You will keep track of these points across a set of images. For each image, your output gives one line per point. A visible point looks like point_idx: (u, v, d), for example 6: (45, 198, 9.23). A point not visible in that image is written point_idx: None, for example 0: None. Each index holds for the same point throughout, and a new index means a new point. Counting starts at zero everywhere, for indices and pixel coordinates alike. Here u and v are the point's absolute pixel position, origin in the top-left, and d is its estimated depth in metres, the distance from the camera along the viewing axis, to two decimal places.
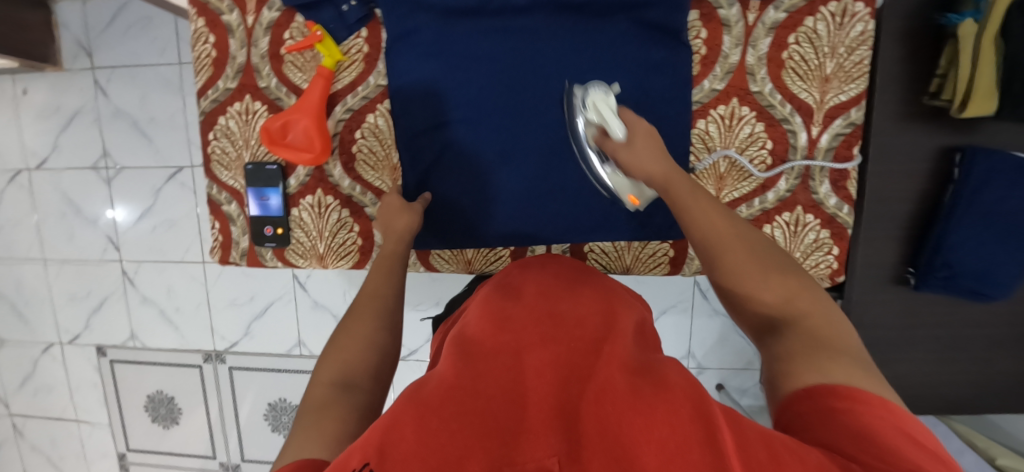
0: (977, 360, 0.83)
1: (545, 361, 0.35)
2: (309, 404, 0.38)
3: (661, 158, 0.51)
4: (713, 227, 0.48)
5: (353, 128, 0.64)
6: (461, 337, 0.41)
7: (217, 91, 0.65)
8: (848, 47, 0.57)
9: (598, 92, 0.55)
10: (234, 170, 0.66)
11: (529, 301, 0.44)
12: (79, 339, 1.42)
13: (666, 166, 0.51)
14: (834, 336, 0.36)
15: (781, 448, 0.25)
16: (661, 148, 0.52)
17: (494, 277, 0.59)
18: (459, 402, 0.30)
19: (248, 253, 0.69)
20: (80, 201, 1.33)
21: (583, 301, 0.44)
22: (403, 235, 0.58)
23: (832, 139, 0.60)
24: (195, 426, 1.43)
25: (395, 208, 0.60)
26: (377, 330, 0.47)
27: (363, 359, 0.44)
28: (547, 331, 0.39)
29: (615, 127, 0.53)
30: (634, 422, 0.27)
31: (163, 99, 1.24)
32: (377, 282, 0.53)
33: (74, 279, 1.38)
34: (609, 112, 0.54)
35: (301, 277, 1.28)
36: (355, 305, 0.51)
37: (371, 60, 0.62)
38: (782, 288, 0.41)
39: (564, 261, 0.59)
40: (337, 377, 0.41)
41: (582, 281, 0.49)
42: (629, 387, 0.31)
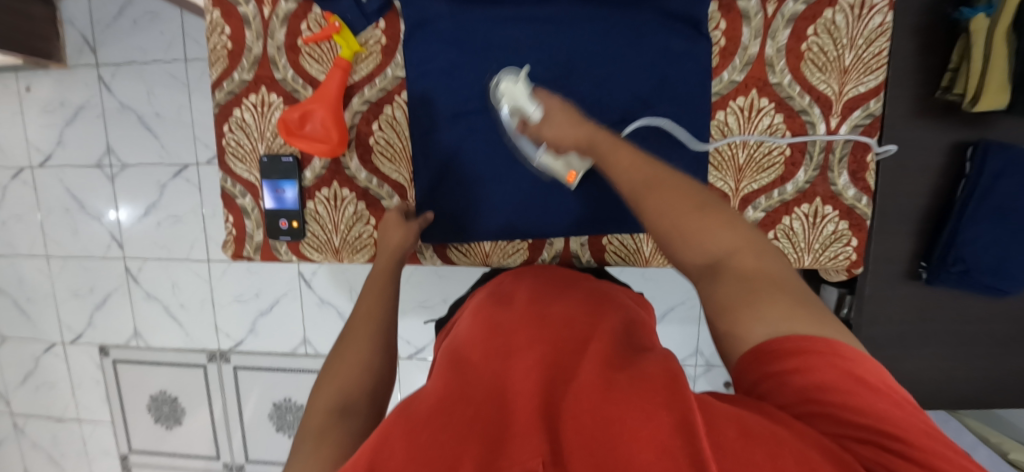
0: (989, 355, 0.84)
1: (530, 365, 0.37)
2: (308, 435, 0.36)
3: (582, 122, 0.50)
4: (630, 173, 0.44)
5: (369, 120, 0.64)
6: (457, 344, 0.44)
7: (232, 83, 0.64)
8: (867, 39, 0.57)
9: (507, 82, 0.56)
10: (249, 162, 0.66)
11: (518, 311, 0.46)
12: (82, 338, 1.41)
13: (589, 129, 0.49)
14: (763, 270, 0.35)
15: (755, 430, 0.25)
16: (579, 115, 0.51)
17: (494, 280, 0.61)
18: (449, 404, 0.32)
19: (263, 247, 0.68)
20: (84, 198, 1.32)
21: (568, 307, 0.46)
22: (395, 252, 0.59)
23: (851, 131, 0.60)
24: (198, 426, 1.42)
25: (391, 224, 0.61)
26: (372, 353, 0.46)
27: (361, 382, 0.42)
28: (534, 334, 0.42)
29: (530, 109, 0.53)
30: (608, 412, 0.29)
31: (169, 95, 1.24)
32: (369, 303, 0.53)
33: (78, 277, 1.37)
34: (524, 97, 0.55)
35: (307, 275, 1.27)
36: (348, 330, 0.50)
37: (389, 51, 0.62)
38: (703, 227, 0.38)
39: (559, 268, 0.60)
40: (335, 403, 0.39)
41: (572, 288, 0.52)
42: (605, 380, 0.33)
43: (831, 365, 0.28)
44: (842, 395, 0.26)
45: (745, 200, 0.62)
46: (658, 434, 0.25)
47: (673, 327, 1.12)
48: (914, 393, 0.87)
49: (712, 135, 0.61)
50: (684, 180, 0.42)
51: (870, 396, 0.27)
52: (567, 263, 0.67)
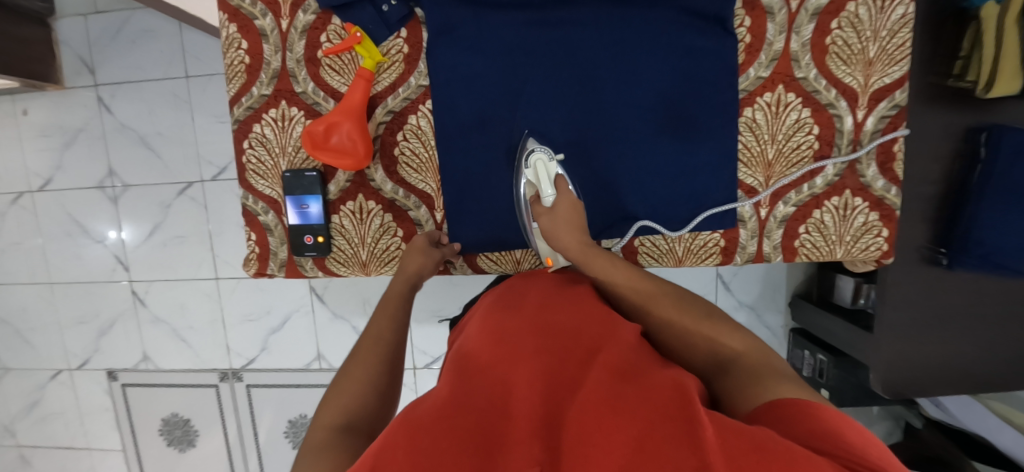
0: (1012, 337, 0.84)
1: (534, 373, 0.36)
2: (310, 448, 0.37)
3: (579, 232, 0.53)
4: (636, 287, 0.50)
5: (394, 131, 0.63)
6: (466, 354, 0.43)
7: (251, 98, 0.63)
8: (890, 30, 0.58)
9: (542, 155, 0.58)
10: (271, 178, 0.65)
11: (526, 317, 0.45)
12: (89, 363, 1.38)
13: (583, 239, 0.53)
14: (769, 364, 0.39)
15: (764, 443, 0.23)
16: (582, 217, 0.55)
17: (504, 283, 0.59)
18: (452, 414, 0.31)
19: (287, 264, 0.66)
20: (86, 221, 1.30)
21: (576, 315, 0.45)
22: (414, 277, 0.59)
23: (878, 122, 0.60)
24: (212, 448, 1.39)
25: (413, 249, 0.61)
26: (379, 374, 0.46)
27: (365, 403, 0.42)
28: (541, 342, 0.40)
29: (547, 191, 0.56)
30: (611, 427, 0.27)
31: (171, 113, 1.22)
32: (381, 325, 0.52)
33: (82, 301, 1.34)
34: (547, 178, 0.57)
35: (319, 289, 1.25)
36: (357, 352, 0.50)
37: (412, 60, 0.61)
38: (711, 332, 0.44)
39: (565, 271, 0.58)
40: (339, 421, 0.39)
41: (580, 291, 0.51)
42: (611, 395, 0.31)
43: (849, 425, 0.28)
44: (855, 441, 0.26)
45: (775, 195, 0.62)
46: (661, 447, 0.24)
47: None
48: (942, 381, 0.87)
49: (741, 132, 0.61)
50: (678, 296, 0.49)
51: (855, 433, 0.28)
52: None
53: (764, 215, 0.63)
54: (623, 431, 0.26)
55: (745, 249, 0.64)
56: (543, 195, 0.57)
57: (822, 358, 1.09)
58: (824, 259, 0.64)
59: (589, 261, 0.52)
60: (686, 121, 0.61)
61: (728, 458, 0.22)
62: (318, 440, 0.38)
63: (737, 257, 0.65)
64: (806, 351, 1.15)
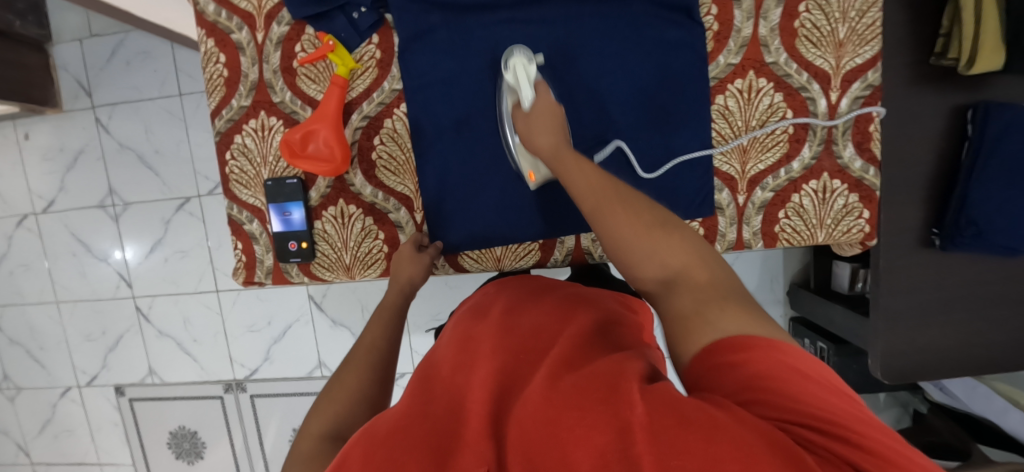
0: (1011, 315, 0.83)
1: (490, 375, 0.36)
2: (299, 458, 0.38)
3: (555, 141, 0.51)
4: (593, 194, 0.45)
5: (371, 135, 0.64)
6: (433, 364, 0.44)
7: (231, 110, 0.64)
8: (859, 11, 0.57)
9: (521, 58, 0.56)
10: (254, 188, 0.66)
11: (491, 321, 0.46)
12: (96, 380, 1.40)
13: (556, 146, 0.50)
14: (714, 290, 0.36)
15: (685, 411, 0.24)
16: (557, 128, 0.52)
17: (486, 289, 0.60)
18: (406, 424, 0.33)
19: (274, 271, 0.68)
20: (89, 239, 1.33)
21: (540, 314, 0.46)
22: (406, 287, 0.59)
23: (852, 103, 0.60)
24: (220, 459, 1.41)
25: (402, 258, 0.61)
26: (369, 385, 0.47)
27: (353, 412, 0.43)
28: (499, 343, 0.41)
29: (527, 94, 0.55)
30: (549, 417, 0.28)
31: (167, 130, 1.24)
32: (373, 335, 0.53)
33: (89, 319, 1.37)
34: (527, 80, 0.55)
35: (317, 297, 1.26)
36: (350, 360, 0.51)
37: (384, 65, 0.62)
38: (664, 243, 0.40)
39: (547, 278, 0.59)
40: (327, 430, 0.41)
41: (547, 294, 0.52)
42: (553, 383, 0.32)
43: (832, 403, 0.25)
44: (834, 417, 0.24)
45: (752, 181, 0.62)
46: (589, 434, 0.25)
47: None
48: (947, 365, 0.85)
49: (714, 120, 0.61)
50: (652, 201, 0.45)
51: (842, 401, 0.26)
52: (581, 260, 0.67)
53: (742, 202, 0.63)
54: (563, 424, 0.27)
55: (725, 236, 0.64)
56: (523, 99, 0.55)
57: (823, 345, 1.07)
58: (806, 243, 0.64)
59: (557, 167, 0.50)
60: (660, 112, 0.61)
61: (650, 433, 0.23)
62: (307, 450, 0.39)
63: (718, 245, 0.65)
64: (806, 339, 1.13)
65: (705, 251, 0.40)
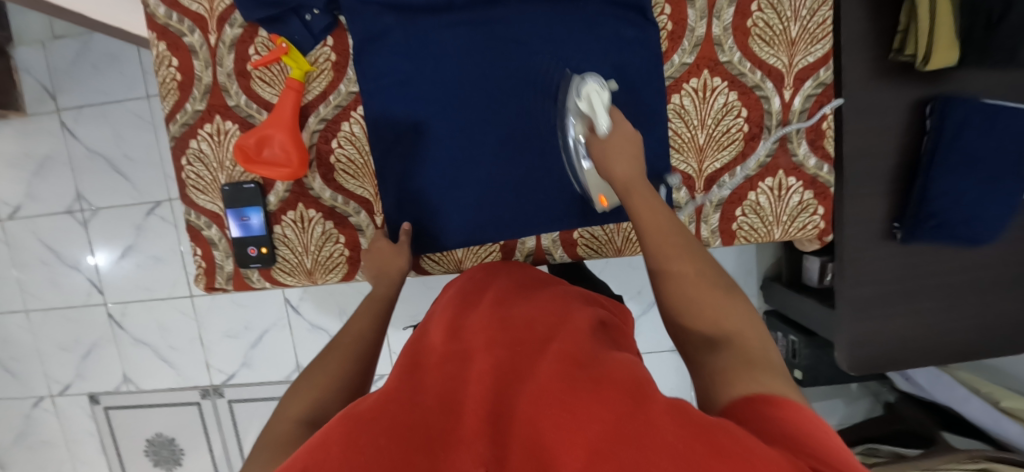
0: (971, 305, 0.85)
1: (489, 367, 0.33)
2: (273, 438, 0.36)
3: (633, 161, 0.53)
4: (663, 240, 0.46)
5: (328, 138, 0.63)
6: (416, 348, 0.42)
7: (186, 114, 0.63)
8: (810, 9, 0.58)
9: (594, 84, 0.55)
10: (212, 193, 0.65)
11: (483, 311, 0.44)
12: (70, 389, 1.38)
13: (632, 173, 0.52)
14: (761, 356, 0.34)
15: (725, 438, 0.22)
16: (635, 154, 0.53)
17: (470, 272, 0.60)
18: (395, 412, 0.28)
19: (234, 277, 0.67)
20: (59, 247, 1.30)
21: (537, 308, 0.43)
22: (395, 279, 0.59)
23: (805, 101, 0.61)
24: (199, 466, 1.40)
25: (382, 253, 0.60)
26: (352, 373, 0.45)
27: (332, 397, 0.42)
28: (496, 333, 0.38)
29: (602, 122, 0.54)
30: (565, 424, 0.25)
31: (136, 134, 1.22)
32: (362, 326, 0.52)
33: (61, 328, 1.35)
34: (602, 107, 0.54)
35: (294, 300, 1.25)
36: (334, 349, 0.49)
37: (341, 68, 0.62)
38: (719, 309, 0.39)
39: (537, 270, 0.60)
40: (306, 413, 0.39)
41: (539, 289, 0.50)
42: (565, 383, 0.29)
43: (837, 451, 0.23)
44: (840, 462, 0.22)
45: (709, 179, 0.63)
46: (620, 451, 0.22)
47: None
48: (910, 353, 0.87)
49: (671, 119, 0.61)
50: (710, 257, 0.44)
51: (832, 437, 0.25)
52: (542, 261, 0.68)
53: (700, 200, 0.63)
54: (579, 428, 0.24)
55: None
56: (598, 125, 0.54)
57: (794, 339, 1.08)
58: (764, 240, 0.65)
59: (629, 196, 0.51)
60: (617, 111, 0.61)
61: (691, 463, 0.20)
62: (282, 432, 0.37)
63: None
64: (779, 333, 1.15)
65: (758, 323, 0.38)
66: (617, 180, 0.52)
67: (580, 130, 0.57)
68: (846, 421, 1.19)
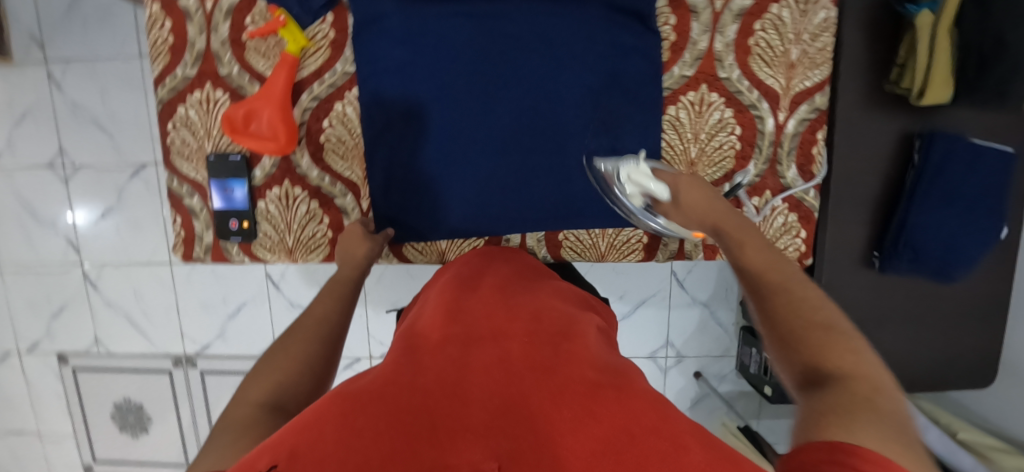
0: (939, 339, 0.86)
1: (494, 359, 0.33)
2: (232, 422, 0.35)
3: (709, 197, 0.52)
4: (766, 271, 0.42)
5: (320, 117, 0.62)
6: (412, 328, 0.42)
7: (175, 79, 0.62)
8: (812, 34, 0.58)
9: (629, 163, 0.57)
10: (196, 161, 0.64)
11: (483, 301, 0.45)
12: (39, 347, 1.35)
13: (713, 202, 0.51)
14: (869, 399, 0.25)
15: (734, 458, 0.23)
16: (705, 188, 0.53)
17: (467, 257, 0.61)
18: (395, 392, 0.28)
19: (213, 248, 0.66)
20: (37, 202, 1.26)
21: (538, 304, 0.44)
22: (360, 263, 0.58)
23: (798, 124, 0.61)
24: (165, 434, 1.38)
25: (350, 237, 0.60)
26: (317, 356, 0.45)
27: (295, 382, 0.41)
28: (501, 326, 0.39)
29: (659, 190, 0.54)
30: (576, 424, 0.26)
31: (125, 94, 1.19)
32: (326, 307, 0.51)
33: (34, 285, 1.31)
34: (649, 178, 0.55)
35: (275, 276, 1.24)
36: (296, 330, 0.48)
37: (338, 46, 0.61)
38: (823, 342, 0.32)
39: (529, 257, 0.62)
40: (269, 398, 0.38)
41: (536, 283, 0.52)
42: (574, 386, 0.30)
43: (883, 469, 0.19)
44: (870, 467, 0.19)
45: None
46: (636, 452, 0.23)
47: (648, 313, 1.22)
48: None
49: (665, 130, 0.62)
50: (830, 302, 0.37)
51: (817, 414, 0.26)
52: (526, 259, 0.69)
53: None
54: (591, 429, 0.25)
55: (666, 246, 0.65)
56: (659, 196, 0.55)
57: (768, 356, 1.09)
58: None
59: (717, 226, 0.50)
60: (610, 117, 0.61)
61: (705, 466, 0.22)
62: (243, 417, 0.36)
63: (660, 254, 0.67)
64: (752, 349, 1.14)
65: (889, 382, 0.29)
66: (694, 221, 0.52)
67: (640, 204, 0.58)
68: None
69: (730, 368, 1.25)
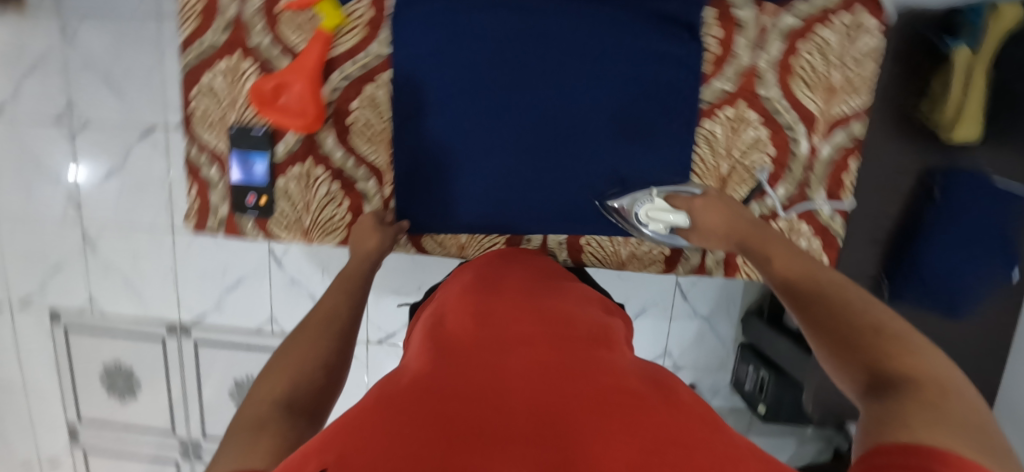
0: None
1: (526, 367, 0.33)
2: (245, 418, 0.33)
3: (731, 214, 0.55)
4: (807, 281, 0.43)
5: (349, 98, 0.61)
6: (438, 331, 0.41)
7: (203, 45, 0.60)
8: (856, 59, 0.58)
9: (644, 203, 0.59)
10: (217, 130, 0.62)
11: (508, 306, 0.44)
12: (31, 302, 1.33)
13: (734, 219, 0.54)
14: (931, 398, 0.26)
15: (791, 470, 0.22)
16: (721, 204, 0.56)
17: (481, 257, 0.60)
18: (432, 400, 0.28)
19: (227, 222, 0.65)
20: (40, 156, 1.23)
21: (563, 311, 0.44)
22: (370, 256, 0.57)
23: (834, 150, 0.60)
24: (153, 401, 1.37)
25: (362, 228, 0.60)
26: (329, 352, 0.43)
27: (308, 376, 0.39)
28: (529, 332, 0.39)
29: (680, 218, 0.58)
30: (619, 430, 0.25)
31: (138, 53, 1.16)
32: (336, 300, 0.50)
33: (31, 239, 1.29)
34: (666, 211, 0.58)
35: (277, 252, 1.22)
36: (305, 326, 0.46)
37: (374, 27, 0.59)
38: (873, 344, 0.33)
39: (550, 260, 0.61)
40: (282, 395, 0.36)
41: (560, 287, 0.51)
42: (610, 396, 0.29)
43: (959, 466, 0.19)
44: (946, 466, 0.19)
45: None
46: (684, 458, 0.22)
47: (649, 322, 1.22)
48: None
49: (699, 143, 0.61)
50: (873, 299, 0.38)
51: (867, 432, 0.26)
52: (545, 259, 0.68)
53: None
54: (635, 435, 0.25)
55: (688, 260, 0.65)
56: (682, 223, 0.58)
57: (765, 374, 1.10)
58: None
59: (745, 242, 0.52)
60: (643, 126, 0.60)
61: None
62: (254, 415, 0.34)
63: (680, 267, 0.66)
64: (750, 367, 1.15)
65: (954, 371, 0.29)
66: (722, 238, 0.55)
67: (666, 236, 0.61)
68: (796, 461, 1.24)
69: (724, 383, 1.26)
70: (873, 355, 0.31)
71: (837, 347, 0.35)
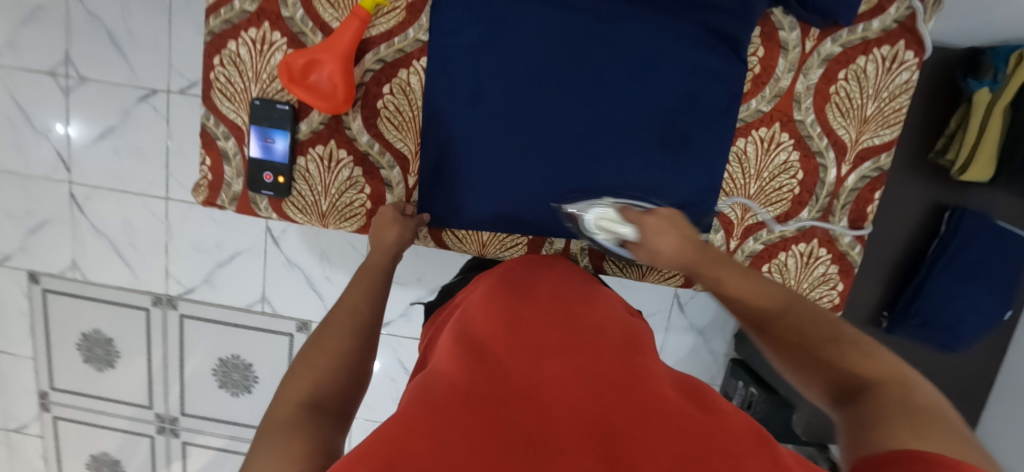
0: None
1: (567, 372, 0.32)
2: (273, 422, 0.31)
3: (683, 236, 0.50)
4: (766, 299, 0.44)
5: (381, 81, 0.59)
6: (468, 332, 0.41)
7: (231, 11, 0.57)
8: (891, 93, 0.58)
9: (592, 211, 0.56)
10: (239, 103, 0.59)
11: (539, 311, 0.44)
12: (9, 261, 1.27)
13: (687, 241, 0.50)
14: (917, 404, 0.27)
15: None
16: (670, 222, 0.52)
17: (504, 264, 0.59)
18: (477, 405, 0.27)
19: (240, 199, 0.62)
20: (31, 109, 1.17)
21: (594, 317, 0.44)
22: (390, 249, 0.56)
23: (858, 180, 0.61)
24: (132, 373, 1.33)
25: (384, 219, 0.57)
26: (353, 350, 0.41)
27: (332, 378, 0.38)
28: (562, 338, 0.38)
29: (626, 232, 0.54)
30: (672, 438, 0.24)
31: (146, 12, 1.10)
32: (356, 298, 0.48)
33: (14, 195, 1.23)
34: (614, 221, 0.55)
35: (276, 231, 1.18)
36: (329, 323, 0.45)
37: (414, 11, 0.57)
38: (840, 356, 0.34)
39: (575, 266, 0.61)
40: (308, 397, 0.35)
41: (588, 292, 0.51)
42: (656, 402, 0.28)
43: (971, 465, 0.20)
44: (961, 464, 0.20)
45: (748, 230, 0.63)
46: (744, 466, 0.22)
47: None
48: None
49: (730, 161, 0.61)
50: (823, 310, 0.41)
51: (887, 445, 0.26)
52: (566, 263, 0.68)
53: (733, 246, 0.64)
54: (690, 443, 0.24)
55: None
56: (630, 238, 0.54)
57: (753, 391, 1.11)
58: None
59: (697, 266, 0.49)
60: (677, 139, 0.60)
61: None
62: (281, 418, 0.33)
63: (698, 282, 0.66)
64: (739, 382, 1.17)
65: (914, 374, 0.31)
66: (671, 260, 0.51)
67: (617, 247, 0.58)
68: None
69: None
70: (845, 371, 0.33)
71: (808, 363, 0.36)
